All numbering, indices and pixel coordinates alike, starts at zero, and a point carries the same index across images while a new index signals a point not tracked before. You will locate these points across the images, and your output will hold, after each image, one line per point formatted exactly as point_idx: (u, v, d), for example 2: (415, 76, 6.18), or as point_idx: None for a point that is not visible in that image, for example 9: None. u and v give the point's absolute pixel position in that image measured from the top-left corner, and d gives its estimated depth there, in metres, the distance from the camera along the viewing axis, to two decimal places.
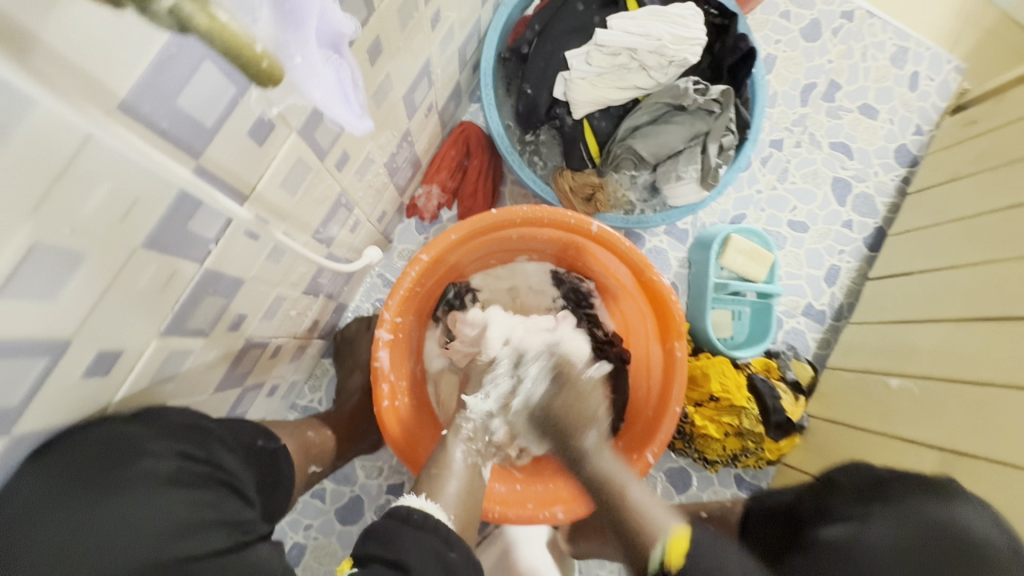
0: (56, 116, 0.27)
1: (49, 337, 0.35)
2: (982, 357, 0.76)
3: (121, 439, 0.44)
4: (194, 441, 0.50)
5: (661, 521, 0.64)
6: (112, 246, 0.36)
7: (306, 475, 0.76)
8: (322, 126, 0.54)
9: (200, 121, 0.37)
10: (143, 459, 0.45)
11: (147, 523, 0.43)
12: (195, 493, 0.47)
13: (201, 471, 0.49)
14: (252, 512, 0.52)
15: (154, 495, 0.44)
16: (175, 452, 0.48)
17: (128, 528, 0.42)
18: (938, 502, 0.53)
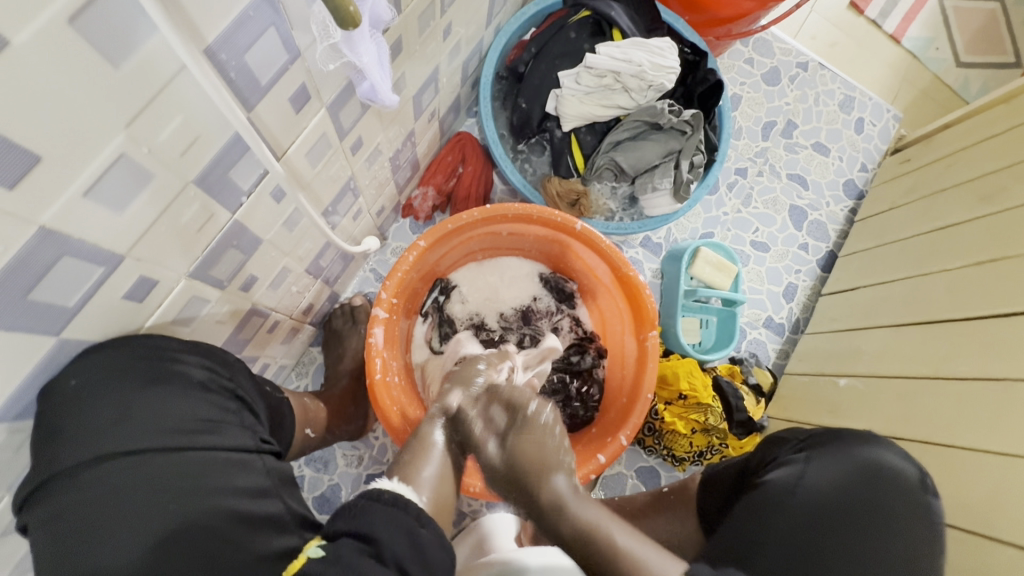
0: (164, 44, 0.33)
1: (111, 249, 0.41)
2: (916, 356, 0.86)
3: (161, 345, 0.52)
4: (217, 362, 0.59)
5: (660, 563, 0.63)
6: (173, 176, 0.42)
7: (300, 439, 0.80)
8: (347, 107, 0.62)
9: (258, 78, 0.44)
10: (179, 365, 0.54)
11: (182, 414, 0.51)
12: (218, 399, 0.56)
13: (223, 385, 0.58)
14: (261, 427, 0.61)
15: (187, 393, 0.53)
16: (203, 366, 0.57)
17: (166, 416, 0.50)
18: (864, 446, 0.70)
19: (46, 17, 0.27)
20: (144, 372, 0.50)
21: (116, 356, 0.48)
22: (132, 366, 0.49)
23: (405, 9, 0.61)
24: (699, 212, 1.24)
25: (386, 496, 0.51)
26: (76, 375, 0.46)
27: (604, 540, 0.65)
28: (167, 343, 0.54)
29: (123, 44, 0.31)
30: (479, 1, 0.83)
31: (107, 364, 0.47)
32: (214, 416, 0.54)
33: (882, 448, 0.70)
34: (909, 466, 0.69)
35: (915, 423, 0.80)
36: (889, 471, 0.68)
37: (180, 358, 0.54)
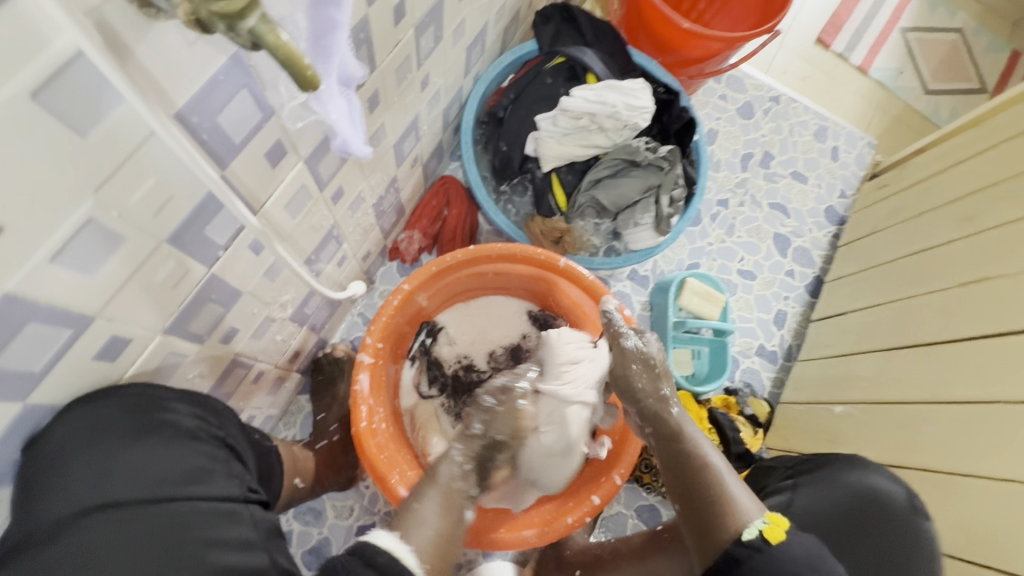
0: (133, 114, 0.35)
1: (79, 311, 0.40)
2: (909, 381, 0.85)
3: (150, 395, 0.51)
4: (207, 411, 0.58)
5: (753, 504, 0.65)
6: (145, 236, 0.42)
7: (286, 491, 0.78)
8: (326, 158, 0.63)
9: (231, 137, 0.45)
10: (167, 415, 0.52)
11: (171, 466, 0.50)
12: (206, 449, 0.54)
13: (212, 433, 0.57)
14: (250, 478, 0.59)
15: (176, 443, 0.51)
16: (192, 414, 0.55)
17: (152, 469, 0.49)
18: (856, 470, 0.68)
19: (10, 93, 0.27)
20: (133, 422, 0.49)
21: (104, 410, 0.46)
22: (120, 417, 0.48)
23: (381, 64, 0.64)
24: (684, 243, 1.25)
25: (377, 559, 0.55)
26: (62, 427, 0.44)
27: (707, 468, 0.70)
28: (156, 392, 0.53)
29: (90, 115, 0.32)
30: (456, 53, 0.87)
31: (96, 415, 0.46)
32: (203, 466, 0.52)
33: (867, 473, 0.67)
34: (895, 491, 0.66)
35: (912, 448, 0.79)
36: (881, 499, 0.65)
37: (169, 408, 0.53)
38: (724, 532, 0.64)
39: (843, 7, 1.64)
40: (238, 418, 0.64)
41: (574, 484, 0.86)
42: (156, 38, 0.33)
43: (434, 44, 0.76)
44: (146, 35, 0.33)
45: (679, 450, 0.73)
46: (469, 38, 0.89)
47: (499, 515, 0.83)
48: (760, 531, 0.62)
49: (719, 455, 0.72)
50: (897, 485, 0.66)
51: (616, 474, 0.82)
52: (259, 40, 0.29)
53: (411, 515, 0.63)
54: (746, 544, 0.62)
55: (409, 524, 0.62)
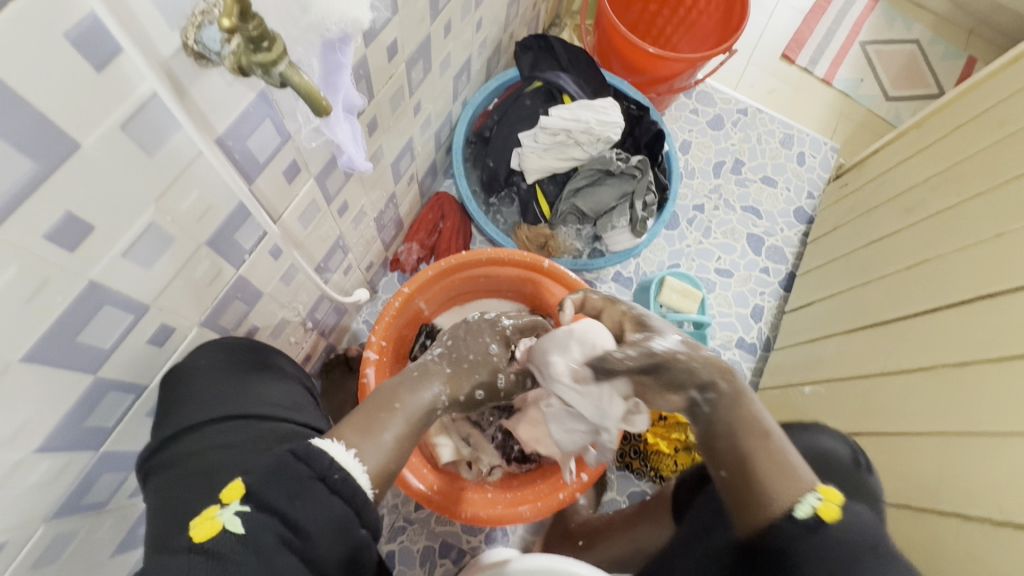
0: (186, 141, 0.45)
1: (139, 299, 0.50)
2: (865, 357, 0.94)
3: (250, 346, 0.70)
4: (287, 364, 0.76)
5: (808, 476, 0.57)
6: (190, 239, 0.52)
7: None
8: (332, 175, 0.73)
9: (256, 157, 0.55)
10: (266, 362, 0.71)
11: (274, 396, 0.68)
12: (293, 393, 0.72)
13: (295, 381, 0.75)
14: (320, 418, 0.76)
15: (274, 384, 0.70)
16: (282, 366, 0.74)
17: (262, 396, 0.66)
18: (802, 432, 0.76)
19: (107, 126, 0.38)
20: (246, 362, 0.67)
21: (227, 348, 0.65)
22: (239, 355, 0.66)
23: (377, 93, 0.74)
24: (663, 246, 1.35)
25: (331, 476, 0.50)
26: (202, 357, 0.62)
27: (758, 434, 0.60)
28: (254, 345, 0.71)
29: (156, 142, 0.42)
30: (444, 81, 0.98)
31: (223, 353, 0.64)
32: (293, 403, 0.70)
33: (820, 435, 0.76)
34: (845, 449, 0.74)
35: (869, 416, 0.87)
36: (832, 455, 0.72)
37: (266, 357, 0.72)
38: (773, 506, 0.55)
39: (805, 25, 1.77)
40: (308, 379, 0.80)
41: (565, 464, 0.95)
42: (207, 82, 0.43)
43: (423, 75, 0.87)
44: (200, 80, 0.43)
45: (733, 409, 0.61)
46: (455, 69, 1.00)
47: (497, 496, 0.91)
48: (812, 507, 0.53)
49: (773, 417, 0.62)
50: (839, 440, 0.76)
51: None
52: (287, 81, 0.39)
53: (370, 440, 0.58)
54: (794, 518, 0.53)
55: (364, 441, 0.58)
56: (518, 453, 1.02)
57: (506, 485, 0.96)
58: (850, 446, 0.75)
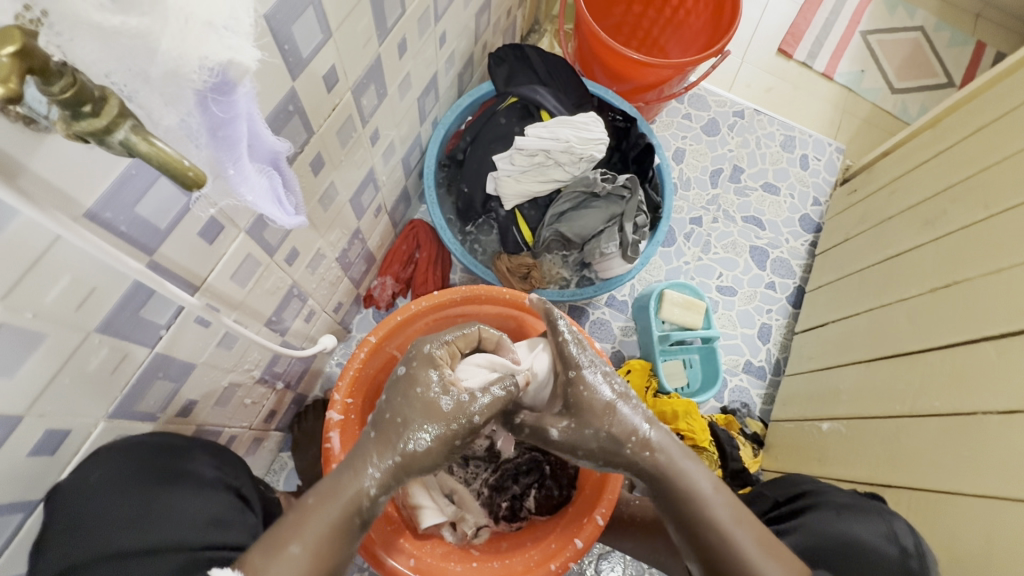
0: (33, 223, 0.35)
1: (3, 413, 0.41)
2: (891, 393, 0.84)
3: (171, 446, 0.61)
4: (224, 463, 0.66)
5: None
6: (69, 330, 0.43)
7: None
8: (270, 227, 0.63)
9: (155, 225, 0.45)
10: (187, 464, 0.61)
11: (195, 512, 0.58)
12: (222, 498, 0.62)
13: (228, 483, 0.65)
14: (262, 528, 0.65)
15: (194, 492, 0.60)
16: (212, 465, 0.64)
17: (170, 514, 0.57)
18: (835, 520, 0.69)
19: None
20: (157, 471, 0.58)
21: (130, 458, 0.56)
22: (147, 465, 0.57)
23: (319, 128, 0.65)
24: (660, 264, 1.24)
25: None
26: (96, 471, 0.53)
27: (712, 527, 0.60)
28: (176, 443, 0.62)
29: None
30: (405, 105, 0.88)
31: (126, 463, 0.55)
32: (218, 515, 0.60)
33: (852, 521, 0.68)
34: (890, 543, 0.65)
35: (899, 464, 0.77)
36: (864, 548, 0.65)
37: (190, 458, 0.62)
38: None
39: (802, 17, 1.66)
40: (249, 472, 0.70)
41: (559, 526, 0.85)
42: (51, 148, 0.34)
43: (378, 101, 0.78)
44: (39, 148, 0.34)
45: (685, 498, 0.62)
46: (419, 89, 0.91)
47: (483, 566, 0.81)
48: None
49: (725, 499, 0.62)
50: (879, 522, 0.67)
51: (598, 514, 0.80)
52: (131, 150, 0.30)
53: (281, 558, 0.52)
54: None
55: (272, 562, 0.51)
56: (507, 511, 0.92)
57: (493, 550, 0.86)
58: (887, 531, 0.66)
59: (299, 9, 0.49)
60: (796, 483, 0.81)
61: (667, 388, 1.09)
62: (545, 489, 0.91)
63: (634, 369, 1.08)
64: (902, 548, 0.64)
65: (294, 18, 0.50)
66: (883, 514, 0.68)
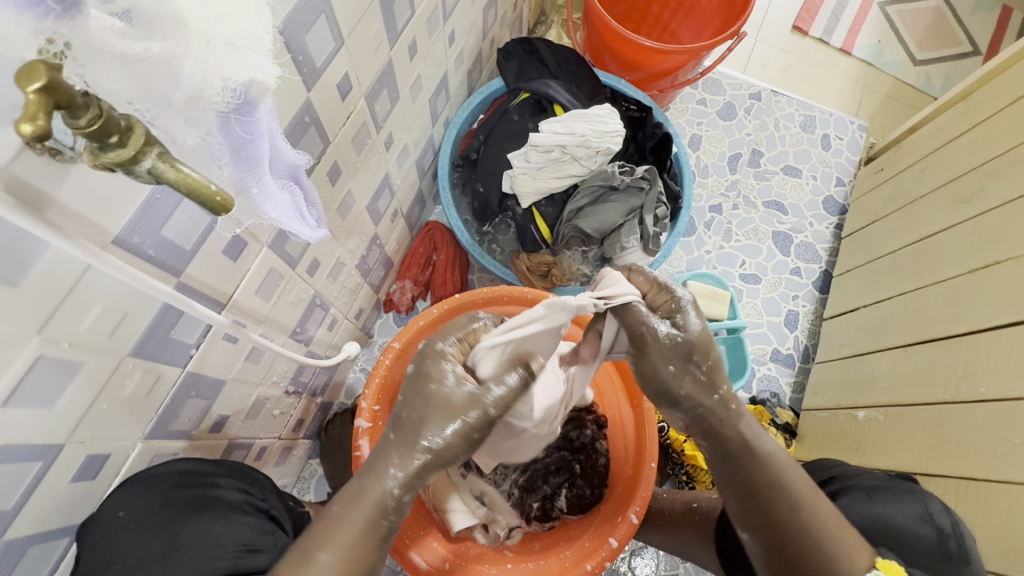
0: (65, 254, 0.35)
1: (45, 442, 0.41)
2: (932, 379, 0.81)
3: (197, 472, 0.60)
4: (250, 484, 0.65)
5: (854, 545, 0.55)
6: (104, 356, 0.43)
7: None
8: (291, 240, 0.63)
9: (181, 247, 0.45)
10: (216, 488, 0.60)
11: (224, 542, 0.57)
12: (255, 521, 0.61)
13: (257, 505, 0.64)
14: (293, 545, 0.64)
15: (224, 519, 0.59)
16: (240, 488, 0.63)
17: (202, 545, 0.56)
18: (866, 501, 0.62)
19: None
20: (183, 502, 0.56)
21: (156, 490, 0.54)
22: (176, 494, 0.56)
23: (335, 137, 0.64)
24: (680, 255, 1.22)
25: None
26: (123, 508, 0.52)
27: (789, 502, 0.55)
28: (203, 469, 0.61)
29: (18, 265, 0.33)
30: (417, 107, 0.87)
31: (151, 497, 0.54)
32: (251, 539, 0.59)
33: (886, 504, 0.61)
34: (927, 525, 0.59)
35: (945, 454, 0.75)
36: (900, 532, 0.59)
37: (217, 484, 0.61)
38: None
39: None
40: (275, 486, 0.69)
41: (592, 527, 0.84)
42: (76, 179, 0.34)
43: (390, 105, 0.76)
44: (66, 178, 0.33)
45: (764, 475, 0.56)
46: (430, 90, 0.89)
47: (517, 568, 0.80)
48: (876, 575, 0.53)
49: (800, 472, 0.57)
50: (913, 504, 0.61)
51: (632, 513, 0.78)
52: (159, 178, 0.30)
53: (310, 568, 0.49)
54: None
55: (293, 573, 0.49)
56: (539, 511, 0.91)
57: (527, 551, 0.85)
58: (922, 513, 0.60)
59: (311, 19, 0.48)
60: (826, 466, 0.73)
61: None
62: (577, 490, 0.90)
63: None
64: (939, 529, 0.59)
65: (307, 28, 0.49)
66: (915, 494, 0.62)
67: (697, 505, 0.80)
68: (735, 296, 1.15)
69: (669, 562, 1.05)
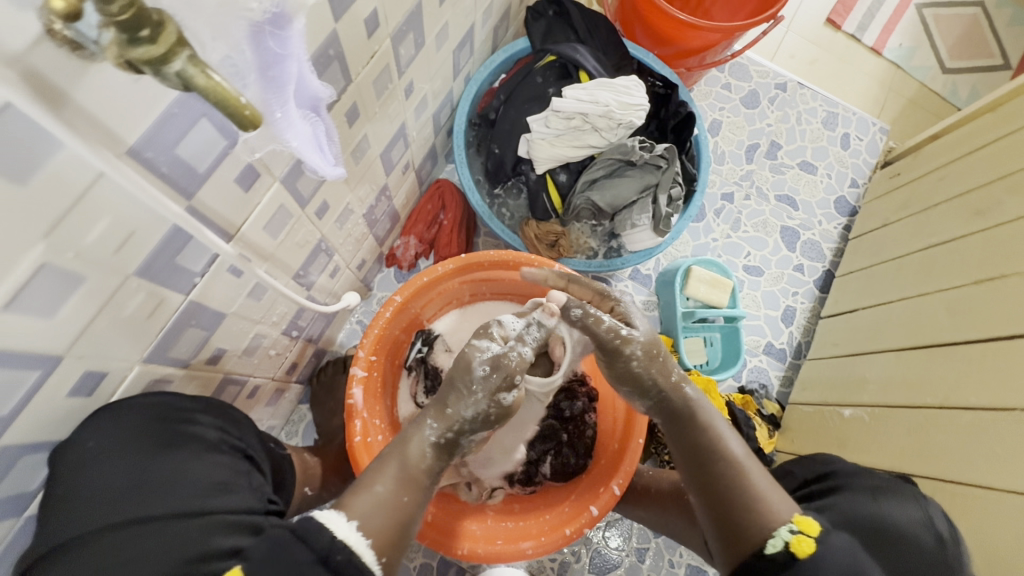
0: (77, 156, 0.34)
1: (46, 351, 0.41)
2: (920, 383, 0.83)
3: (175, 407, 0.57)
4: (228, 421, 0.63)
5: (784, 504, 0.59)
6: (110, 272, 0.42)
7: (298, 496, 0.80)
8: (304, 177, 0.61)
9: (196, 168, 0.44)
10: (192, 424, 0.58)
11: (196, 481, 0.54)
12: (227, 460, 0.59)
13: (234, 443, 0.62)
14: (268, 486, 0.63)
15: (201, 456, 0.56)
16: (216, 425, 0.60)
17: (182, 482, 0.53)
18: (868, 501, 0.60)
19: None
20: (159, 437, 0.54)
21: (132, 418, 0.52)
22: (150, 428, 0.53)
23: (357, 76, 0.62)
24: (687, 240, 1.22)
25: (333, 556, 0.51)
26: (92, 439, 0.49)
27: (736, 475, 0.61)
28: (178, 404, 0.57)
29: (28, 163, 0.31)
30: (440, 58, 0.84)
31: (121, 427, 0.51)
32: (224, 479, 0.56)
33: (889, 504, 0.59)
34: (926, 529, 0.57)
35: (926, 458, 0.77)
36: (900, 533, 0.57)
37: (194, 419, 0.58)
38: (747, 535, 0.58)
39: None
40: (253, 425, 0.67)
41: (573, 495, 0.85)
42: (94, 80, 0.32)
43: (415, 50, 0.74)
44: (85, 77, 0.31)
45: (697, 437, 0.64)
46: (455, 41, 0.86)
47: (496, 526, 0.82)
48: (784, 542, 0.55)
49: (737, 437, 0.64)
50: (913, 507, 0.59)
51: (615, 484, 0.81)
52: (188, 83, 0.28)
53: (365, 494, 0.57)
54: (767, 556, 0.56)
55: (358, 499, 0.56)
56: (521, 475, 0.91)
57: (505, 511, 0.86)
58: (923, 517, 0.58)
59: None
60: (826, 461, 0.69)
61: (688, 363, 1.09)
62: (562, 456, 0.90)
63: None
64: (938, 535, 0.57)
65: None
66: (917, 498, 0.60)
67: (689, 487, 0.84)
68: (737, 286, 1.15)
69: (643, 538, 1.08)
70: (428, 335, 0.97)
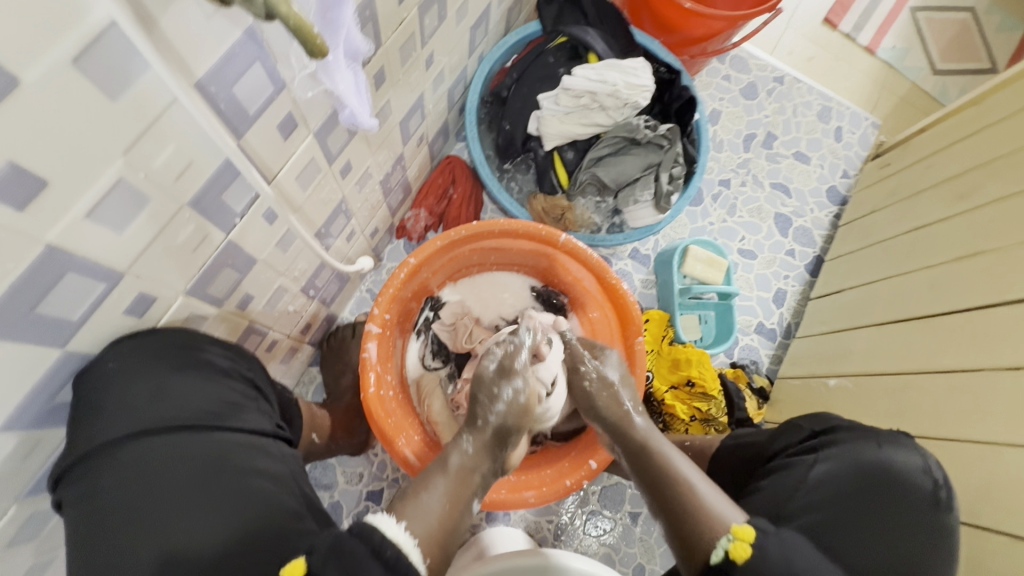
0: (159, 80, 0.38)
1: (111, 266, 0.45)
2: (901, 352, 0.89)
3: (186, 334, 0.59)
4: (237, 354, 0.66)
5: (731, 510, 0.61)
6: (169, 198, 0.46)
7: (308, 441, 0.84)
8: (334, 133, 0.66)
9: (245, 108, 0.47)
10: (202, 350, 0.61)
11: (210, 400, 0.58)
12: (236, 385, 0.63)
13: (241, 372, 0.66)
14: (272, 412, 0.68)
15: (212, 379, 0.60)
16: (222, 353, 0.64)
17: (199, 401, 0.57)
18: (873, 446, 0.65)
19: (58, 58, 0.31)
20: (175, 360, 0.57)
21: (153, 340, 0.55)
22: (168, 352, 0.56)
23: (386, 41, 0.66)
24: (684, 222, 1.27)
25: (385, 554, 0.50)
26: (114, 358, 0.52)
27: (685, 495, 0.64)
28: (191, 334, 0.60)
29: (120, 81, 0.36)
30: (459, 33, 0.89)
31: (143, 349, 0.54)
32: (234, 400, 0.61)
33: (893, 451, 0.64)
34: (925, 476, 0.63)
35: (905, 420, 0.82)
36: (903, 478, 0.63)
37: (205, 348, 0.61)
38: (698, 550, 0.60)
39: None
40: (258, 361, 0.71)
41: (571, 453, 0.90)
42: (177, 10, 0.36)
43: (437, 23, 0.78)
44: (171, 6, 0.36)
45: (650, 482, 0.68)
46: (473, 19, 0.91)
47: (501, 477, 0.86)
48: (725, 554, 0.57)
49: (685, 464, 0.69)
50: (914, 455, 0.65)
51: None
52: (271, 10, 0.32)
53: (414, 503, 0.60)
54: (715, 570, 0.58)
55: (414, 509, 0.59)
56: None
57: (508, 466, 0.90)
58: (923, 465, 0.64)
59: None
60: (826, 418, 0.72)
61: (683, 338, 1.14)
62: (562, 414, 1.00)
63: (652, 319, 1.13)
64: (935, 480, 0.63)
65: None
66: (918, 448, 0.66)
67: (689, 443, 0.89)
68: (731, 266, 1.20)
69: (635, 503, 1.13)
70: (436, 302, 1.04)
